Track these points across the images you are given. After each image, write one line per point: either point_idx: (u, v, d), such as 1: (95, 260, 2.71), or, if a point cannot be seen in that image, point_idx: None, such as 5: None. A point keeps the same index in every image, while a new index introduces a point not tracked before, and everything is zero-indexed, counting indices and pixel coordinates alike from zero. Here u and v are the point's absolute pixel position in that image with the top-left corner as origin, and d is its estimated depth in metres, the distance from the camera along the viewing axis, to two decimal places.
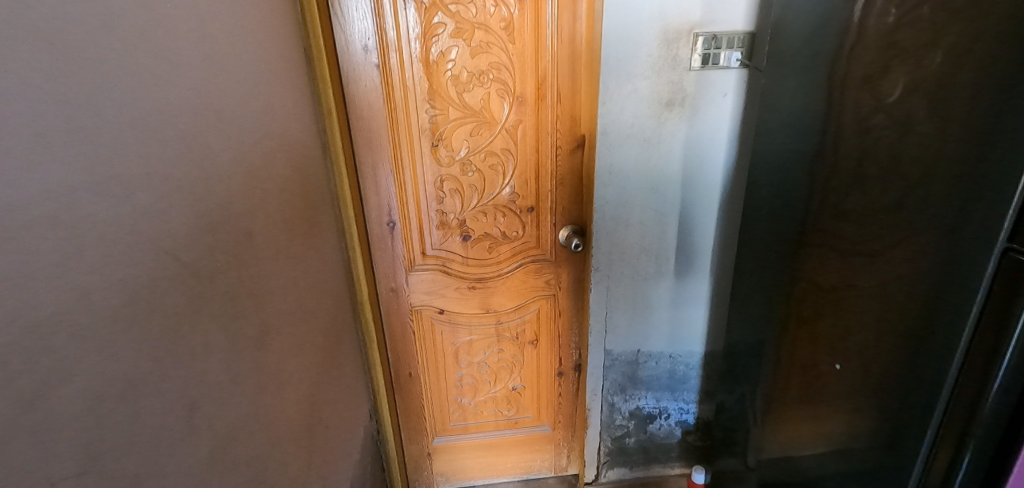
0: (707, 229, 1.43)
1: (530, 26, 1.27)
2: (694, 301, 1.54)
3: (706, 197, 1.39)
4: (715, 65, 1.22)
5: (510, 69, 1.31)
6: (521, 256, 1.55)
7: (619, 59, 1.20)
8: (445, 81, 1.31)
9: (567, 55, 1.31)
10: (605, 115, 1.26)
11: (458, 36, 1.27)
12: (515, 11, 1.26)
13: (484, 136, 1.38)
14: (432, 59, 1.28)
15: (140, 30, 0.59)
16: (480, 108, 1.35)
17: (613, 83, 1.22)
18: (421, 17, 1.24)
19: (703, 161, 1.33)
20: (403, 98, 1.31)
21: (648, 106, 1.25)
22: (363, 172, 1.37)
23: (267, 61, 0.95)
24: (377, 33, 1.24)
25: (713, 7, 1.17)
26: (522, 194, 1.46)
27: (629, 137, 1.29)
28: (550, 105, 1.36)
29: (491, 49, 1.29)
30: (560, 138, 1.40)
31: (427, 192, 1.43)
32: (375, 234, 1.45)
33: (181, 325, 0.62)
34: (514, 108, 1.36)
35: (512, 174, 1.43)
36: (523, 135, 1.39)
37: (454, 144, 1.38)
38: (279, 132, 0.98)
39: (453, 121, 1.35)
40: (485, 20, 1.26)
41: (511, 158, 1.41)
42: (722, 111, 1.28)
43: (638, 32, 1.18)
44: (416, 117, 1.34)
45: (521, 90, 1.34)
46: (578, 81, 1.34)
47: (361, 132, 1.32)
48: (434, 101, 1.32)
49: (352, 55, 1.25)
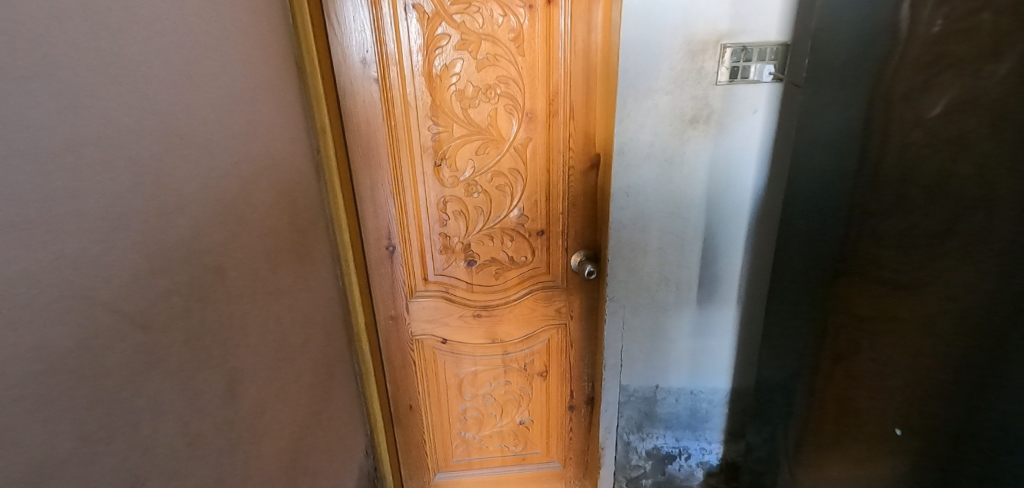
0: (734, 258, 1.29)
1: (541, 37, 1.18)
2: (719, 335, 1.39)
3: (734, 224, 1.25)
4: (744, 79, 1.10)
5: (519, 83, 1.22)
6: (530, 282, 1.44)
7: (639, 73, 1.10)
8: (449, 97, 1.22)
9: (581, 68, 1.21)
10: (622, 133, 1.15)
11: (463, 49, 1.18)
12: (525, 22, 1.16)
13: (490, 155, 1.28)
14: (436, 73, 1.19)
15: (79, 46, 0.50)
16: (487, 125, 1.25)
17: (631, 98, 1.12)
18: (423, 29, 1.15)
19: (730, 185, 1.20)
20: (403, 115, 1.22)
21: (670, 124, 1.14)
22: (360, 193, 1.28)
23: (255, 76, 0.88)
24: (376, 45, 1.15)
25: (742, 16, 1.05)
26: (531, 217, 1.36)
27: (649, 157, 1.17)
28: (562, 122, 1.26)
29: (498, 62, 1.19)
30: (572, 158, 1.30)
31: (430, 215, 1.33)
32: (374, 258, 1.35)
33: (130, 382, 0.54)
34: (523, 125, 1.26)
35: (520, 195, 1.33)
36: (533, 154, 1.29)
37: (458, 163, 1.28)
38: (266, 153, 0.90)
39: (457, 139, 1.26)
40: (492, 31, 1.17)
41: (520, 179, 1.31)
42: (752, 130, 1.15)
43: (660, 42, 1.07)
44: (417, 135, 1.24)
45: (530, 106, 1.24)
46: (593, 96, 1.24)
47: (359, 151, 1.24)
48: (437, 118, 1.23)
49: (349, 69, 1.16)
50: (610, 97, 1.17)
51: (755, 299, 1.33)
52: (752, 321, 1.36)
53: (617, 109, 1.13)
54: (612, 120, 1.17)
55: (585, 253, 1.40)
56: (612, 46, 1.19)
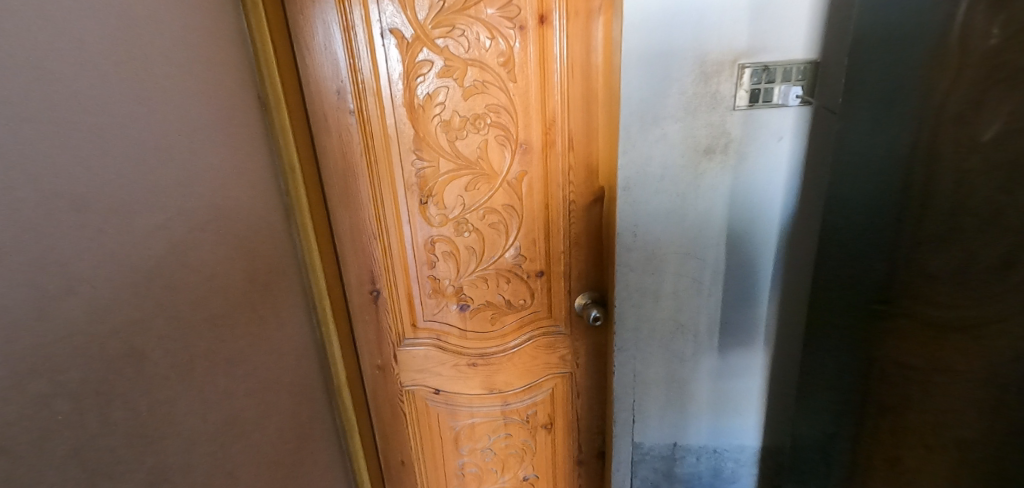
0: (761, 303, 1.13)
1: (534, 61, 1.06)
2: (747, 388, 1.22)
3: (759, 266, 1.09)
4: (766, 103, 0.95)
5: (512, 111, 1.09)
6: (530, 327, 1.30)
7: (644, 98, 0.96)
8: (434, 129, 1.10)
9: (580, 93, 1.08)
10: (627, 166, 1.01)
11: (448, 76, 1.06)
12: (516, 44, 1.05)
13: (481, 191, 1.16)
14: (418, 103, 1.08)
15: None
16: (476, 158, 1.13)
17: (637, 127, 0.98)
18: (403, 55, 1.04)
19: (754, 221, 1.05)
20: (384, 149, 1.11)
21: (682, 155, 1.00)
22: (340, 234, 1.17)
23: (201, 116, 0.77)
24: (352, 75, 1.04)
25: (763, 31, 0.91)
26: (529, 256, 1.23)
27: (658, 192, 1.03)
28: (561, 153, 1.13)
29: (487, 89, 1.08)
30: (573, 192, 1.17)
31: (417, 257, 1.21)
32: (357, 303, 1.24)
33: None
34: (518, 157, 1.13)
35: (516, 233, 1.20)
36: (529, 189, 1.16)
37: (447, 200, 1.16)
38: (216, 202, 0.80)
39: (445, 174, 1.14)
40: (480, 56, 1.05)
41: (516, 216, 1.18)
42: (777, 160, 1.00)
43: (668, 63, 0.94)
44: (401, 171, 1.13)
45: (524, 136, 1.12)
46: (594, 124, 1.11)
47: (337, 190, 1.13)
48: (422, 152, 1.11)
49: (323, 102, 1.06)
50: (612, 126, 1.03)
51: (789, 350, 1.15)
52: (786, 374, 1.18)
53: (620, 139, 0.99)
54: (614, 151, 1.04)
55: (590, 294, 1.26)
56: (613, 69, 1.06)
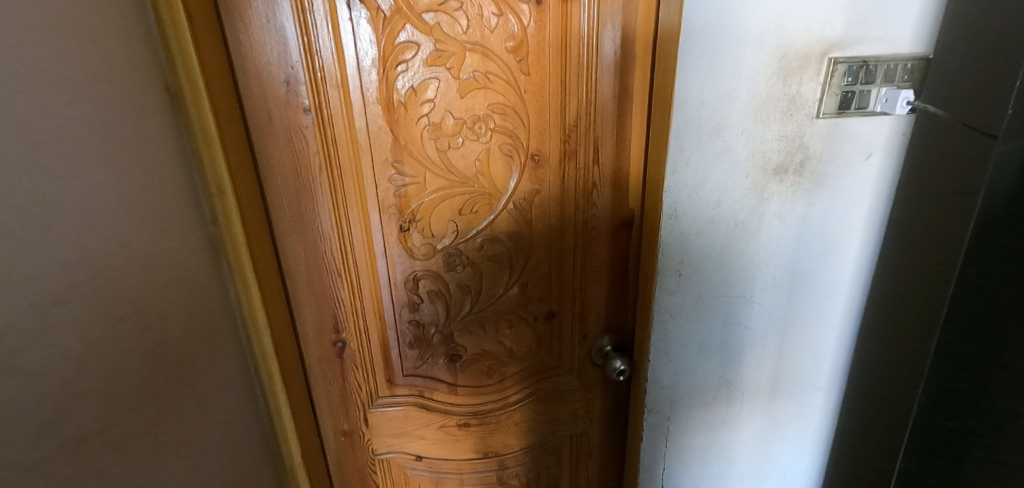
0: (823, 354, 0.92)
1: (553, 49, 0.81)
2: (798, 451, 1.01)
3: (825, 310, 0.88)
4: (858, 110, 0.74)
5: (523, 115, 0.84)
6: (535, 380, 1.05)
7: (705, 103, 0.73)
8: (419, 135, 0.83)
9: (611, 91, 0.84)
10: (676, 190, 0.78)
11: (440, 67, 0.79)
12: (532, 25, 0.79)
13: (479, 215, 0.90)
14: (400, 102, 0.81)
15: None
16: (474, 173, 0.87)
17: (691, 140, 0.75)
18: (378, 36, 0.76)
19: (825, 257, 0.84)
20: (351, 162, 0.83)
21: (746, 176, 0.77)
22: (292, 271, 0.89)
23: (55, 121, 0.49)
24: (307, 60, 0.76)
25: (865, 13, 0.69)
26: (538, 294, 0.98)
27: (712, 222, 0.81)
28: (583, 167, 0.89)
29: (491, 85, 0.82)
30: (596, 216, 0.93)
31: (396, 297, 0.94)
32: (316, 357, 0.96)
33: None
34: (527, 172, 0.88)
35: (522, 266, 0.95)
36: (540, 214, 0.92)
37: (435, 227, 0.90)
38: (79, 253, 0.52)
39: (433, 194, 0.88)
40: (482, 39, 0.79)
41: (522, 245, 0.94)
42: (863, 182, 0.79)
43: (740, 56, 0.70)
44: (374, 190, 0.86)
45: (537, 145, 0.86)
46: (626, 131, 0.87)
47: (288, 214, 0.84)
48: (402, 165, 0.85)
49: (266, 96, 0.77)
50: (653, 136, 0.80)
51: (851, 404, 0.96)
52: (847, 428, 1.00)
53: (669, 155, 0.76)
54: (654, 169, 0.81)
55: (610, 339, 1.03)
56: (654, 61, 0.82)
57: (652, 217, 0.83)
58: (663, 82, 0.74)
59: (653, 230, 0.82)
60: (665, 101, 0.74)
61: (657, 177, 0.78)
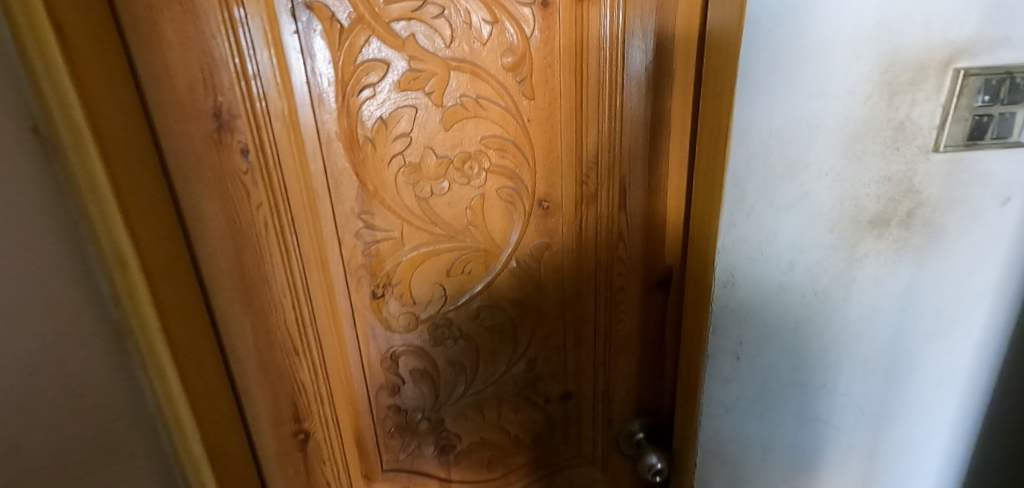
0: (929, 456, 0.70)
1: (565, 65, 0.62)
2: None
3: (937, 403, 0.66)
4: (993, 141, 0.53)
5: (526, 151, 0.65)
6: (548, 473, 0.84)
7: (777, 133, 0.52)
8: (393, 179, 0.64)
9: (641, 118, 0.65)
10: (733, 249, 0.58)
11: (416, 92, 0.61)
12: (537, 35, 0.60)
13: (473, 275, 0.71)
14: (366, 137, 0.62)
15: None
16: (465, 225, 0.68)
17: (756, 185, 0.55)
18: (334, 54, 0.58)
19: (938, 335, 0.62)
20: (305, 214, 0.65)
21: (830, 231, 0.57)
22: (237, 350, 0.70)
23: None
24: (242, 86, 0.58)
25: (1011, 3, 0.48)
26: (550, 370, 0.78)
27: (783, 291, 0.60)
28: (605, 214, 0.69)
29: (485, 114, 0.63)
30: (622, 274, 0.73)
31: (370, 378, 0.75)
32: (272, 452, 0.76)
33: None
34: (533, 222, 0.69)
35: (530, 336, 0.76)
36: (552, 272, 0.73)
37: (417, 292, 0.71)
38: None
39: (413, 252, 0.69)
40: (472, 54, 0.60)
41: (529, 310, 0.74)
42: (994, 235, 0.57)
43: (829, 68, 0.50)
44: (337, 248, 0.67)
45: (546, 187, 0.67)
46: (659, 167, 0.68)
47: (227, 281, 0.66)
48: (373, 217, 0.66)
49: (191, 134, 0.59)
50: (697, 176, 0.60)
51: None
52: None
53: (724, 204, 0.56)
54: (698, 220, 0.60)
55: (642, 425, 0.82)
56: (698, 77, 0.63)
57: (697, 283, 0.62)
58: (715, 106, 0.54)
59: (699, 301, 0.62)
60: (720, 132, 0.53)
61: (706, 234, 0.58)
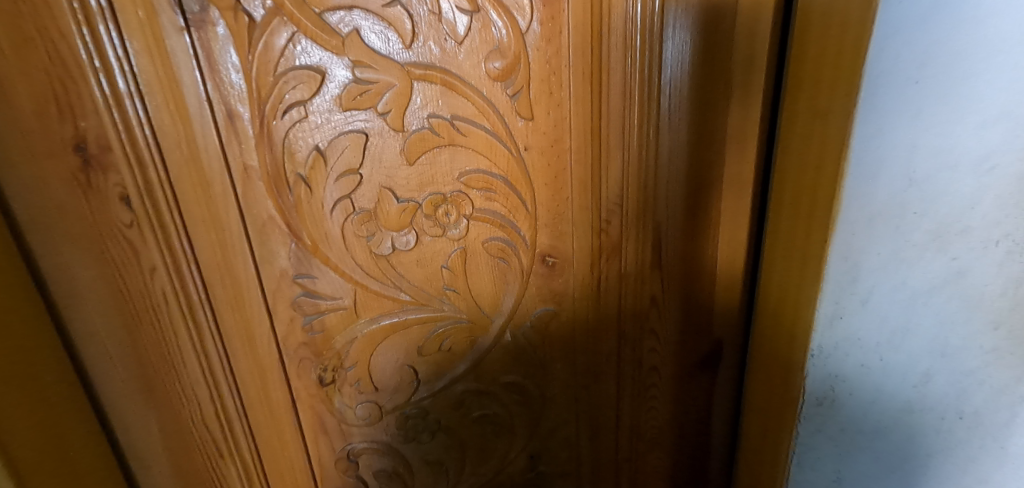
0: None
1: (578, 72, 0.43)
2: None
3: None
4: None
5: (524, 192, 0.47)
6: None
7: (920, 185, 0.31)
8: (339, 232, 0.47)
9: (682, 146, 0.47)
10: (835, 353, 0.39)
11: (366, 113, 0.43)
12: (538, 30, 0.42)
13: (454, 355, 0.54)
14: (298, 175, 0.44)
15: None
16: (440, 291, 0.50)
17: (877, 261, 0.34)
18: (244, 59, 0.40)
19: None
20: (221, 279, 0.47)
21: (994, 330, 0.33)
22: (141, 453, 0.53)
23: None
24: (113, 108, 0.40)
25: None
26: (558, 466, 0.61)
27: (908, 412, 0.38)
28: (632, 274, 0.51)
29: (465, 142, 0.45)
30: (653, 350, 0.55)
31: (323, 482, 0.58)
32: None
33: None
34: (534, 284, 0.51)
35: (531, 427, 0.58)
36: (559, 349, 0.55)
37: (380, 375, 0.54)
38: None
39: (373, 327, 0.51)
40: (444, 58, 0.42)
41: (529, 396, 0.56)
42: None
43: (1012, 70, 0.28)
44: (268, 322, 0.49)
45: (550, 239, 0.49)
46: (707, 211, 0.50)
47: (119, 369, 0.49)
48: (315, 282, 0.48)
49: (47, 175, 0.42)
50: (772, 235, 0.43)
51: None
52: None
53: (826, 288, 0.37)
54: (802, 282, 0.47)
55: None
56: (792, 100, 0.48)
57: (775, 380, 0.45)
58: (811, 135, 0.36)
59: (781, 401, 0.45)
60: (823, 178, 0.35)
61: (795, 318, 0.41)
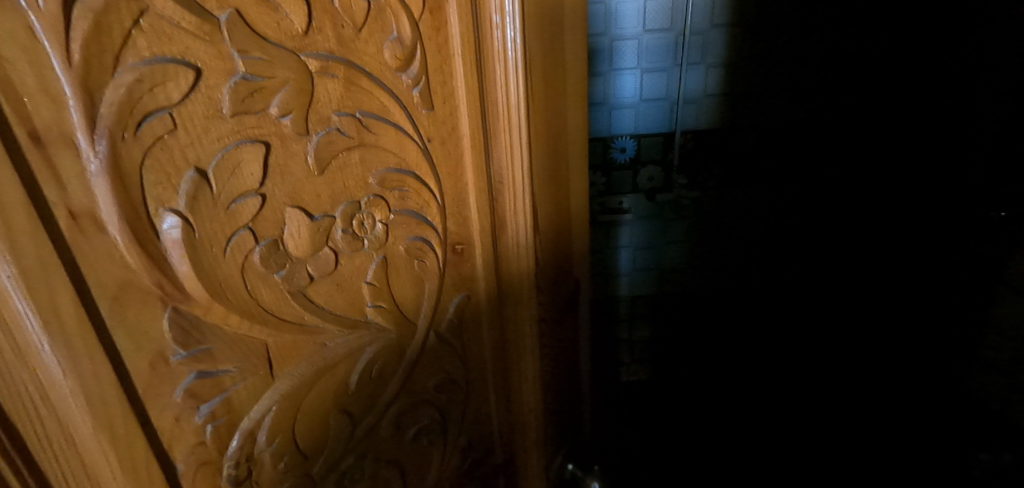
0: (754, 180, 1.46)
1: (465, 61, 0.46)
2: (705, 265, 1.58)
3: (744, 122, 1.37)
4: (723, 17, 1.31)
5: (433, 185, 0.47)
6: None
7: None
8: (243, 274, 0.36)
9: (547, 136, 0.52)
10: None
11: (261, 117, 0.34)
12: (425, 20, 0.43)
13: (385, 378, 0.49)
14: (170, 211, 0.32)
15: None
16: (364, 310, 0.45)
17: None
18: (60, 49, 0.26)
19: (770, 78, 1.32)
20: (46, 406, 0.30)
21: None
22: None
23: None
24: None
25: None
26: (482, 443, 0.63)
27: None
28: (522, 244, 0.55)
29: (374, 139, 0.41)
30: (542, 315, 0.61)
31: None
32: None
33: None
34: (447, 273, 0.52)
35: (458, 418, 0.59)
36: (472, 332, 0.57)
37: (307, 440, 0.44)
38: None
39: (292, 382, 0.41)
40: (344, 47, 0.38)
41: (455, 388, 0.57)
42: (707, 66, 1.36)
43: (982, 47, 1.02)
44: (143, 440, 0.34)
45: (456, 225, 0.51)
46: (568, 188, 0.57)
47: None
48: (214, 353, 0.36)
49: None
50: None
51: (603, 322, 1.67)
52: (615, 341, 1.70)
53: None
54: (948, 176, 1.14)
55: (602, 477, 0.74)
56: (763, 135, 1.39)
57: None
58: None
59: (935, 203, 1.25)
60: None
61: None
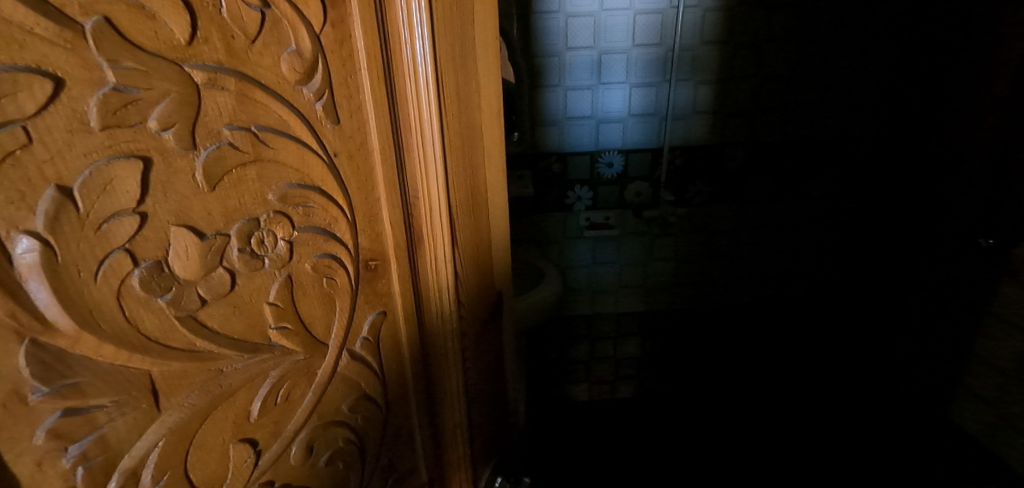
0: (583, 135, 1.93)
1: (372, 75, 0.45)
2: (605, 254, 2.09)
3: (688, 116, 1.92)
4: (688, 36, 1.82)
5: (341, 201, 0.46)
6: None
7: None
8: (120, 300, 0.33)
9: (464, 151, 0.53)
10: None
11: (138, 130, 0.32)
12: (327, 34, 0.42)
13: (293, 403, 0.47)
14: (25, 233, 0.28)
15: None
16: (267, 333, 0.43)
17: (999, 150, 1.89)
18: None
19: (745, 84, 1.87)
20: None
21: None
22: None
23: None
24: None
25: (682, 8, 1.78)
26: (405, 464, 0.62)
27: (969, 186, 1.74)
28: (439, 259, 0.54)
29: (272, 155, 0.40)
30: (465, 330, 0.60)
31: None
32: None
33: None
34: (361, 291, 0.51)
35: (377, 439, 0.57)
36: (389, 351, 0.56)
37: (203, 474, 0.41)
38: None
39: (182, 414, 0.38)
40: (234, 60, 0.36)
41: (372, 407, 0.55)
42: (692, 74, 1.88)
43: None
44: None
45: (371, 243, 0.50)
46: (485, 204, 0.58)
47: None
48: (85, 388, 0.32)
49: None
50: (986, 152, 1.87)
51: (567, 337, 2.19)
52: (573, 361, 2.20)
53: None
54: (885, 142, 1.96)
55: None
56: (749, 151, 1.98)
57: None
58: None
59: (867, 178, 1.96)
60: None
61: None
